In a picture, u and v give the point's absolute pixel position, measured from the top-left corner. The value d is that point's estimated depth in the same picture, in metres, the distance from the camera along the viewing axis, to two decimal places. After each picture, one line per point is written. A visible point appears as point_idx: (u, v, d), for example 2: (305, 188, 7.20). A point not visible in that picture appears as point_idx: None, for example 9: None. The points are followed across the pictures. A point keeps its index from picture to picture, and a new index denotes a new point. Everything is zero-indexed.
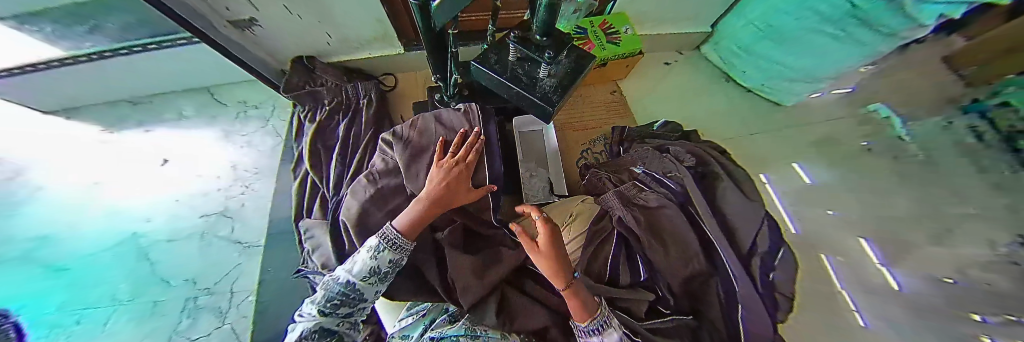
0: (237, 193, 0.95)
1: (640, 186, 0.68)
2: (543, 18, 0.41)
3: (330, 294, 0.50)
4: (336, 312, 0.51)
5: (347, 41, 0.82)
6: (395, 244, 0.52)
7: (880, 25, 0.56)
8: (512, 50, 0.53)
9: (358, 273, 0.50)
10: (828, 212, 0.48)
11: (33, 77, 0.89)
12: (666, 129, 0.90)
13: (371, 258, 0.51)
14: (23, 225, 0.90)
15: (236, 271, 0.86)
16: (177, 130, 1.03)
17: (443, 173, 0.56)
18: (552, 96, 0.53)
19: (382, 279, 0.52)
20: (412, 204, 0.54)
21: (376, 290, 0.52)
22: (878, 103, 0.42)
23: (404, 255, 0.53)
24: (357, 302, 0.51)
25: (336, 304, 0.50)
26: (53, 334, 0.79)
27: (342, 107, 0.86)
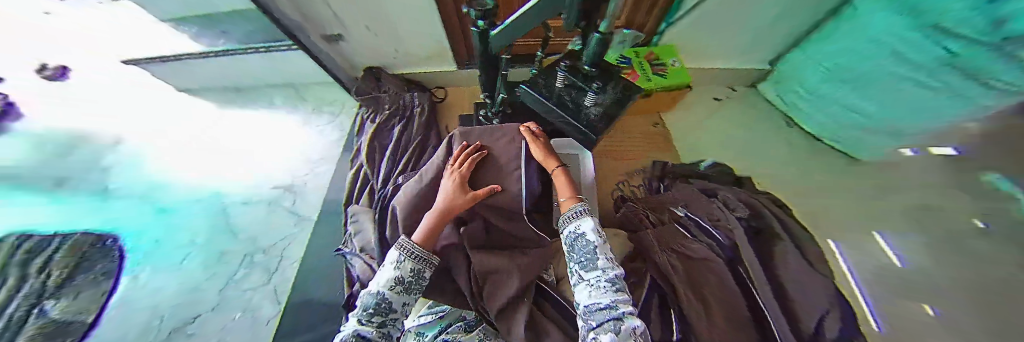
0: (302, 174, 1.10)
1: (682, 231, 0.64)
2: (595, 51, 0.45)
3: (364, 304, 0.46)
4: (369, 323, 0.44)
5: (410, 56, 0.93)
6: (413, 252, 0.50)
7: (988, 78, 0.48)
8: (561, 77, 0.56)
9: (384, 281, 0.48)
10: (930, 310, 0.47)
11: (178, 64, 1.14)
12: (715, 170, 0.83)
13: (394, 268, 0.49)
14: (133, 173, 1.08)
15: (290, 239, 0.98)
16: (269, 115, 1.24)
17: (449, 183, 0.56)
18: (597, 125, 0.54)
19: (409, 290, 0.49)
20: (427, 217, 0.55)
21: (404, 302, 0.48)
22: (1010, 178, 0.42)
23: (427, 266, 0.51)
24: (388, 312, 0.45)
25: (369, 313, 0.44)
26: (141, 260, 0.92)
27: (398, 113, 0.95)
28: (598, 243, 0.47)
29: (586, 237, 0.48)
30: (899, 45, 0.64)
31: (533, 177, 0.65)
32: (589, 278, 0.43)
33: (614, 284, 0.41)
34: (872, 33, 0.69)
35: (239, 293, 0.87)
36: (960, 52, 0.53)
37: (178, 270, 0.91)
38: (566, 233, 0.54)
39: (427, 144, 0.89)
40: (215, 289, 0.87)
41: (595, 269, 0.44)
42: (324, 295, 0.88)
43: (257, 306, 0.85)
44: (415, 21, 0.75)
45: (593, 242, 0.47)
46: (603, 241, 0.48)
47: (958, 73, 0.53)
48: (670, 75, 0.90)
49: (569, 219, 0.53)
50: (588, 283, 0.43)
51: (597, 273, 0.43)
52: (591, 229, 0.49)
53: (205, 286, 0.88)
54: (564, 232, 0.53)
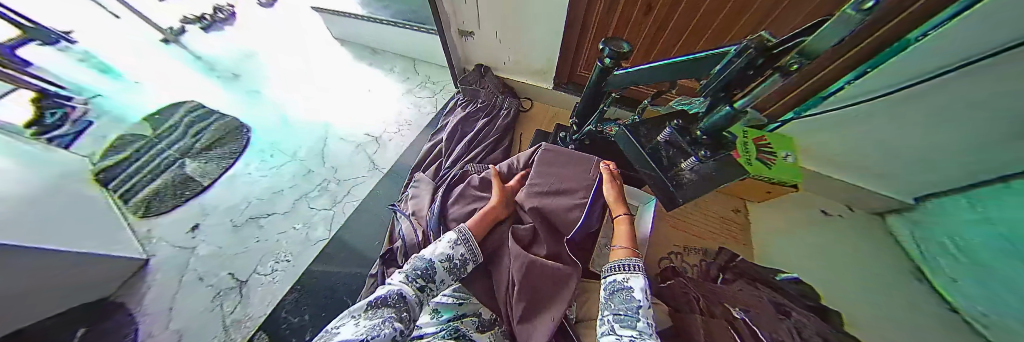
0: (392, 131, 1.29)
1: (731, 329, 0.54)
2: (716, 120, 0.42)
3: (416, 265, 0.52)
4: (417, 280, 0.50)
5: (518, 66, 1.04)
6: (466, 238, 0.58)
7: None
8: (666, 133, 0.56)
9: (438, 252, 0.55)
10: None
11: (348, 19, 1.50)
12: (798, 287, 0.69)
13: (448, 245, 0.57)
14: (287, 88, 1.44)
15: (360, 180, 1.15)
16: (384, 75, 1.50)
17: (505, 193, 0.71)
18: (684, 188, 0.52)
19: (453, 270, 0.55)
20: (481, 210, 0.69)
21: (444, 279, 0.54)
22: None
23: (473, 255, 0.58)
24: (432, 279, 0.51)
25: (419, 274, 0.51)
26: (260, 155, 1.22)
27: (485, 109, 1.07)
28: (643, 304, 0.46)
29: (632, 294, 0.47)
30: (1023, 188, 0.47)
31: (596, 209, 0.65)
32: (625, 331, 0.42)
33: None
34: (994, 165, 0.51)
35: (308, 209, 1.07)
36: None
37: (276, 171, 1.17)
38: (609, 281, 0.53)
39: (501, 145, 0.98)
40: (294, 198, 1.10)
41: (634, 327, 0.42)
42: (363, 240, 1.00)
43: (314, 226, 1.03)
44: (540, 37, 0.86)
45: (637, 301, 0.46)
46: (648, 306, 0.46)
47: None
48: None
49: (614, 270, 0.53)
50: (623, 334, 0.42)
51: (634, 330, 0.42)
52: (640, 291, 0.48)
53: (289, 192, 1.11)
54: (607, 281, 0.53)
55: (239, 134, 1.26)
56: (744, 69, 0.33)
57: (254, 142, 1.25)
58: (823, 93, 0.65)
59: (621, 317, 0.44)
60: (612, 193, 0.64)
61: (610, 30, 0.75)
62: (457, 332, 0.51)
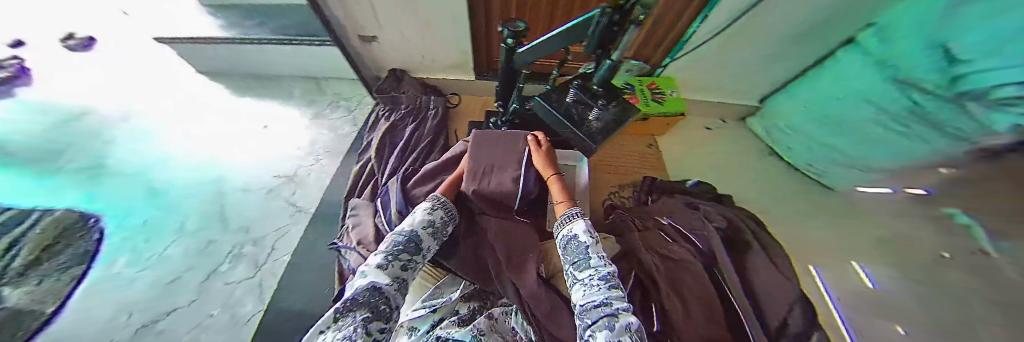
0: (309, 163, 1.13)
1: (665, 236, 0.71)
2: (603, 74, 0.53)
3: (395, 242, 0.45)
4: (397, 259, 0.43)
5: (434, 64, 1.03)
6: (443, 203, 0.59)
7: (948, 126, 0.60)
8: (572, 94, 0.62)
9: (418, 221, 0.52)
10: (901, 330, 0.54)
11: (208, 46, 1.19)
12: (699, 189, 0.91)
13: (427, 212, 0.54)
14: (144, 147, 1.11)
15: (284, 230, 0.98)
16: (281, 106, 1.28)
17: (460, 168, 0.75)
18: (596, 135, 0.62)
19: (436, 235, 0.52)
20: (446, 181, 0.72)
21: (428, 244, 0.50)
22: (957, 212, 0.54)
23: (451, 218, 0.58)
24: (415, 251, 0.46)
25: (399, 250, 0.44)
26: (121, 245, 0.88)
27: (412, 114, 1.02)
28: (592, 244, 0.49)
29: (582, 241, 0.51)
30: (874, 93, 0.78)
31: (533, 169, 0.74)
32: (584, 276, 0.45)
33: (605, 281, 0.43)
34: (857, 84, 0.83)
35: (223, 286, 0.84)
36: (923, 104, 0.66)
37: (157, 256, 0.87)
38: (562, 236, 0.56)
39: (435, 144, 0.95)
40: (197, 279, 0.84)
41: (590, 269, 0.45)
42: (304, 296, 0.84)
43: (240, 303, 0.81)
44: (446, 30, 0.85)
45: (587, 242, 0.49)
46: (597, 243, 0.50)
47: (926, 122, 0.65)
48: (667, 103, 1.01)
49: (564, 224, 0.57)
50: (584, 279, 0.44)
51: (591, 272, 0.45)
52: (587, 233, 0.51)
53: (186, 275, 0.85)
54: (560, 236, 0.57)
55: (82, 231, 0.87)
56: (608, 26, 0.38)
57: (119, 227, 0.91)
58: (683, 39, 0.89)
59: (579, 265, 0.47)
60: (542, 162, 0.73)
61: (511, 15, 0.81)
62: (437, 337, 0.47)
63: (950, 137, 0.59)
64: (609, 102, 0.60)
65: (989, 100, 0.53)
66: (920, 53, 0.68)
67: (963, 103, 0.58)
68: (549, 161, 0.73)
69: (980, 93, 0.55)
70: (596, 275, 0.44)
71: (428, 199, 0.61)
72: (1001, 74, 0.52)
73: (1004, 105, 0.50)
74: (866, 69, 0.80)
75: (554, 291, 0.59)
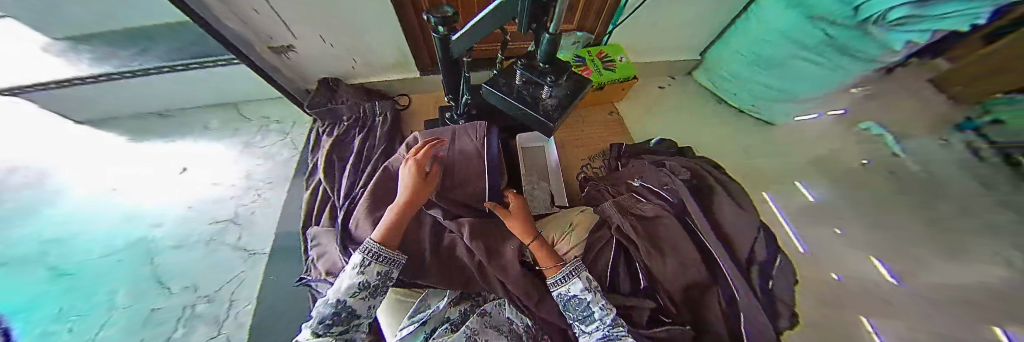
0: (250, 200, 0.96)
1: (637, 197, 0.73)
2: (546, 50, 0.45)
3: (321, 316, 0.47)
4: (330, 331, 0.47)
5: (371, 66, 0.92)
6: (379, 256, 0.50)
7: (856, 51, 0.68)
8: (519, 74, 0.58)
9: (346, 289, 0.48)
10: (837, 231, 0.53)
11: (74, 87, 0.95)
12: (663, 146, 0.95)
13: (357, 274, 0.49)
14: (40, 225, 0.92)
15: (240, 277, 0.84)
16: (203, 142, 1.09)
17: (414, 178, 0.57)
18: (553, 114, 0.54)
19: (373, 295, 0.50)
20: (391, 210, 0.55)
21: (370, 305, 0.50)
22: (869, 122, 0.54)
23: (394, 267, 0.52)
24: (348, 321, 0.48)
25: (328, 324, 0.47)
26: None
27: (358, 124, 0.92)
28: (594, 297, 0.50)
29: (580, 295, 0.50)
30: (795, 31, 0.85)
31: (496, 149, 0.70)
32: (593, 325, 0.49)
33: (612, 324, 0.48)
34: (781, 26, 0.89)
35: None
36: (837, 35, 0.73)
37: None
38: (558, 294, 0.53)
39: (392, 150, 0.85)
40: None
41: (596, 317, 0.49)
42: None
43: None
44: (369, 27, 0.75)
45: (587, 300, 0.50)
46: (595, 292, 0.50)
47: (839, 50, 0.72)
48: (618, 69, 1.03)
49: (558, 283, 0.52)
50: (592, 328, 0.49)
51: (597, 321, 0.49)
52: (585, 288, 0.51)
53: None
54: (554, 294, 0.53)
55: None
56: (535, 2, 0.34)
57: (30, 326, 0.77)
58: (621, 5, 0.89)
59: (582, 316, 0.50)
60: (519, 226, 0.58)
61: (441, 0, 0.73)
62: None
63: (858, 61, 0.66)
64: (559, 78, 0.52)
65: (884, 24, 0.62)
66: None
67: (868, 28, 0.66)
68: (523, 219, 0.59)
69: (876, 17, 0.64)
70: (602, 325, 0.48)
71: (361, 248, 0.52)
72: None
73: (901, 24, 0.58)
74: (784, 13, 0.87)
75: (531, 270, 0.58)
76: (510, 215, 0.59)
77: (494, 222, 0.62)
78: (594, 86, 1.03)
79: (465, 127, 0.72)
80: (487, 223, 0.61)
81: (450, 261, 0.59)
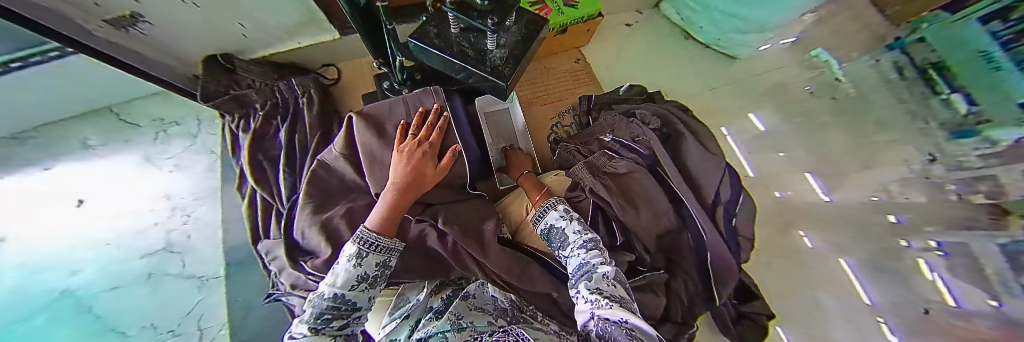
0: (179, 224, 0.73)
1: (610, 154, 0.69)
2: None
3: (317, 311, 0.41)
4: (331, 325, 0.42)
5: (267, 31, 0.68)
6: (378, 246, 0.44)
7: None
8: (450, 19, 0.42)
9: (342, 284, 0.41)
10: (783, 153, 0.70)
11: None
12: (632, 93, 0.90)
13: (355, 266, 0.42)
14: None
15: (201, 306, 0.67)
16: (56, 160, 0.76)
17: (405, 155, 0.48)
18: (503, 70, 0.43)
19: (375, 283, 0.45)
20: (384, 194, 0.46)
21: (371, 295, 0.45)
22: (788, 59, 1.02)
23: (393, 255, 0.47)
24: (351, 312, 0.44)
25: (327, 320, 0.41)
26: None
27: (279, 110, 0.74)
28: (569, 225, 0.52)
29: (559, 225, 0.53)
30: None
31: (464, 127, 0.61)
32: (572, 252, 0.49)
33: (585, 248, 0.48)
34: None
35: None
36: None
37: None
38: (542, 226, 0.55)
39: (332, 138, 0.73)
40: None
41: (575, 244, 0.49)
42: None
43: None
44: None
45: (564, 229, 0.52)
46: (572, 219, 0.53)
47: None
48: (581, 4, 0.87)
49: (538, 218, 0.56)
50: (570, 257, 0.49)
51: (575, 247, 0.49)
52: (564, 218, 0.53)
53: None
54: (538, 228, 0.56)
55: None
56: None
57: None
58: None
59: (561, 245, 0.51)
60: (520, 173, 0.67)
61: None
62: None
63: None
64: (503, 18, 0.39)
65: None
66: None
67: None
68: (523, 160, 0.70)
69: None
70: (579, 250, 0.48)
71: (354, 236, 0.45)
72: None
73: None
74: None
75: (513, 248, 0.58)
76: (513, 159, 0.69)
77: (466, 204, 0.59)
78: (556, 29, 0.87)
79: (427, 94, 0.57)
80: (460, 205, 0.58)
81: (425, 254, 0.54)
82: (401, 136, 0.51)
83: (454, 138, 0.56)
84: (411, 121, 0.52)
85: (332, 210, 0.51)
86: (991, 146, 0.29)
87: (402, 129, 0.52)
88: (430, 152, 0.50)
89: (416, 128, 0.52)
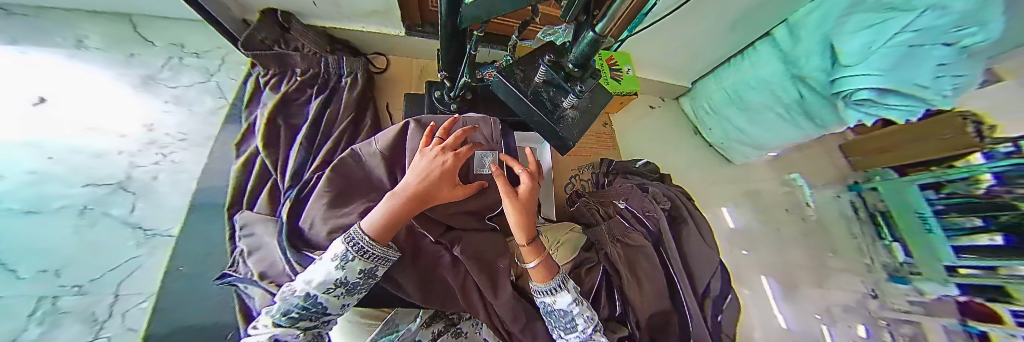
0: (149, 161, 0.62)
1: (623, 221, 0.73)
2: (584, 51, 0.36)
3: (284, 309, 0.36)
4: (295, 327, 0.38)
5: (340, 6, 0.69)
6: (368, 252, 0.40)
7: (815, 114, 0.70)
8: (541, 72, 0.47)
9: (318, 284, 0.37)
10: (744, 252, 0.81)
11: None
12: (647, 169, 0.93)
13: (337, 268, 0.38)
14: None
15: (134, 265, 0.55)
16: (34, 47, 0.66)
17: (428, 160, 0.46)
18: (571, 129, 0.49)
19: (354, 290, 0.41)
20: (388, 197, 0.44)
21: (345, 303, 0.41)
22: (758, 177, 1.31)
23: (380, 264, 0.43)
24: (320, 317, 0.39)
25: (292, 320, 0.37)
26: None
27: (317, 80, 0.72)
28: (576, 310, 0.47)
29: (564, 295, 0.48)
30: (778, 84, 0.77)
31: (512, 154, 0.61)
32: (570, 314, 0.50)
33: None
34: (767, 73, 0.81)
35: None
36: (806, 95, 0.70)
37: None
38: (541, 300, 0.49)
39: (356, 142, 0.66)
40: None
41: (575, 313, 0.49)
42: None
43: None
44: None
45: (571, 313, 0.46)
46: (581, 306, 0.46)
47: (807, 114, 0.71)
48: (624, 80, 0.95)
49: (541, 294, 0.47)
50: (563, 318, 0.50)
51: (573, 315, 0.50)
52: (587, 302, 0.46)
53: None
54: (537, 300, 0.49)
55: None
56: (575, 17, 0.35)
57: None
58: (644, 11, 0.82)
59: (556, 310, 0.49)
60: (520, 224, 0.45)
61: None
62: None
63: (814, 124, 0.71)
64: (588, 87, 0.45)
65: (846, 98, 0.62)
66: (814, 54, 0.66)
67: (835, 99, 0.65)
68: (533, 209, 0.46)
69: (845, 94, 0.61)
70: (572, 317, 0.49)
71: (347, 234, 0.42)
72: (862, 79, 0.56)
73: (859, 105, 0.60)
74: (772, 63, 0.80)
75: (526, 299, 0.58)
76: (520, 200, 0.45)
77: (486, 237, 0.59)
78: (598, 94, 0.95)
79: (483, 120, 0.61)
80: (478, 234, 0.58)
81: (433, 278, 0.53)
82: (428, 137, 0.51)
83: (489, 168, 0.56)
84: (442, 126, 0.52)
85: (351, 206, 0.49)
86: (999, 306, 0.40)
87: (430, 129, 0.51)
88: (452, 162, 0.47)
89: (445, 132, 0.51)
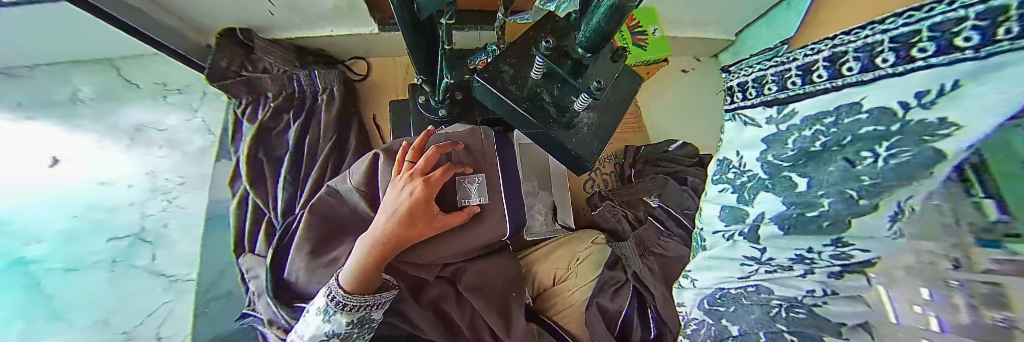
0: (158, 208, 0.64)
1: (657, 225, 0.59)
2: (597, 28, 0.26)
3: None
4: None
5: (299, 10, 0.60)
6: (349, 305, 0.39)
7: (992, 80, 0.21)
8: (537, 65, 0.35)
9: (311, 338, 0.39)
10: None
11: None
12: (682, 153, 0.75)
13: (325, 321, 0.39)
14: None
15: (167, 309, 0.60)
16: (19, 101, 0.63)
17: (400, 188, 0.42)
18: (591, 142, 0.41)
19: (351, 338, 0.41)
20: (359, 244, 0.40)
21: None
22: None
23: (368, 313, 0.41)
24: None
25: None
26: None
27: (294, 101, 0.66)
28: (935, 322, 0.12)
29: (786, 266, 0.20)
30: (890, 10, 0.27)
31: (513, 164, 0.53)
32: (789, 282, 0.20)
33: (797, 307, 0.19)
34: None
35: None
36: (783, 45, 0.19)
37: None
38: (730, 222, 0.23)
39: (341, 170, 0.61)
40: None
41: (798, 281, 0.19)
42: None
43: None
44: None
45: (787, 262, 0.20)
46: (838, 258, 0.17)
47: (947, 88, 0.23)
48: (649, 48, 0.73)
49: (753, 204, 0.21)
50: (778, 310, 0.21)
51: (806, 282, 0.18)
52: (885, 293, 0.14)
53: None
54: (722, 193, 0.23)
55: None
56: None
57: None
58: None
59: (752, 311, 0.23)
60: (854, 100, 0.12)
61: None
62: None
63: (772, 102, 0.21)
64: (606, 81, 0.36)
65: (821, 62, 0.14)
66: None
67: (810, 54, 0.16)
68: None
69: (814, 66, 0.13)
70: (816, 297, 0.18)
71: (326, 286, 0.40)
72: None
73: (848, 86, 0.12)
74: None
75: (542, 323, 0.53)
76: None
77: (495, 261, 0.52)
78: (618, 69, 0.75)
79: (470, 134, 0.50)
80: (483, 259, 0.51)
81: (442, 313, 0.49)
82: (399, 162, 0.45)
83: (479, 198, 0.47)
84: (411, 148, 0.45)
85: (338, 251, 0.46)
86: None
87: (401, 152, 0.46)
88: (421, 190, 0.41)
89: (416, 155, 0.45)
